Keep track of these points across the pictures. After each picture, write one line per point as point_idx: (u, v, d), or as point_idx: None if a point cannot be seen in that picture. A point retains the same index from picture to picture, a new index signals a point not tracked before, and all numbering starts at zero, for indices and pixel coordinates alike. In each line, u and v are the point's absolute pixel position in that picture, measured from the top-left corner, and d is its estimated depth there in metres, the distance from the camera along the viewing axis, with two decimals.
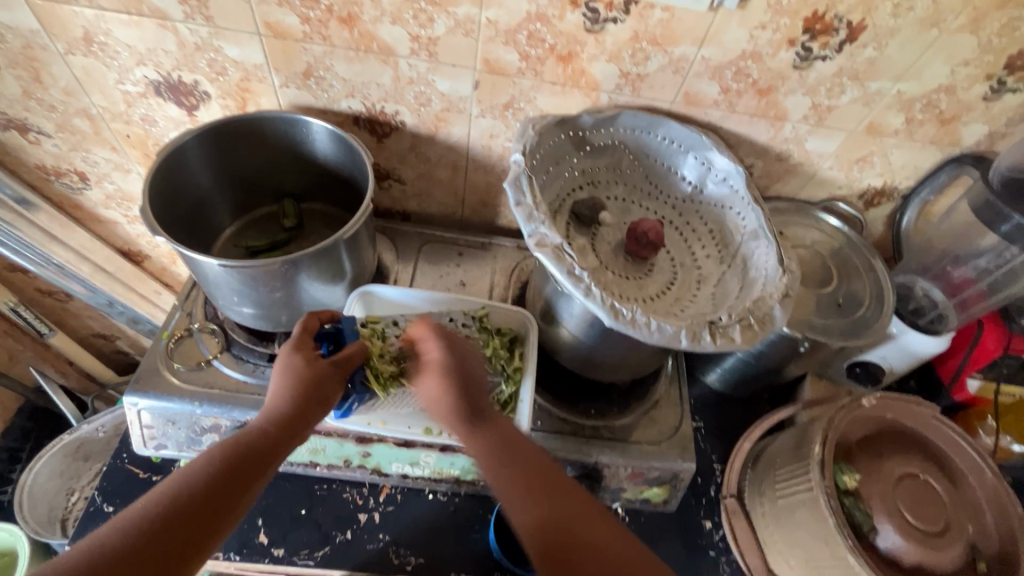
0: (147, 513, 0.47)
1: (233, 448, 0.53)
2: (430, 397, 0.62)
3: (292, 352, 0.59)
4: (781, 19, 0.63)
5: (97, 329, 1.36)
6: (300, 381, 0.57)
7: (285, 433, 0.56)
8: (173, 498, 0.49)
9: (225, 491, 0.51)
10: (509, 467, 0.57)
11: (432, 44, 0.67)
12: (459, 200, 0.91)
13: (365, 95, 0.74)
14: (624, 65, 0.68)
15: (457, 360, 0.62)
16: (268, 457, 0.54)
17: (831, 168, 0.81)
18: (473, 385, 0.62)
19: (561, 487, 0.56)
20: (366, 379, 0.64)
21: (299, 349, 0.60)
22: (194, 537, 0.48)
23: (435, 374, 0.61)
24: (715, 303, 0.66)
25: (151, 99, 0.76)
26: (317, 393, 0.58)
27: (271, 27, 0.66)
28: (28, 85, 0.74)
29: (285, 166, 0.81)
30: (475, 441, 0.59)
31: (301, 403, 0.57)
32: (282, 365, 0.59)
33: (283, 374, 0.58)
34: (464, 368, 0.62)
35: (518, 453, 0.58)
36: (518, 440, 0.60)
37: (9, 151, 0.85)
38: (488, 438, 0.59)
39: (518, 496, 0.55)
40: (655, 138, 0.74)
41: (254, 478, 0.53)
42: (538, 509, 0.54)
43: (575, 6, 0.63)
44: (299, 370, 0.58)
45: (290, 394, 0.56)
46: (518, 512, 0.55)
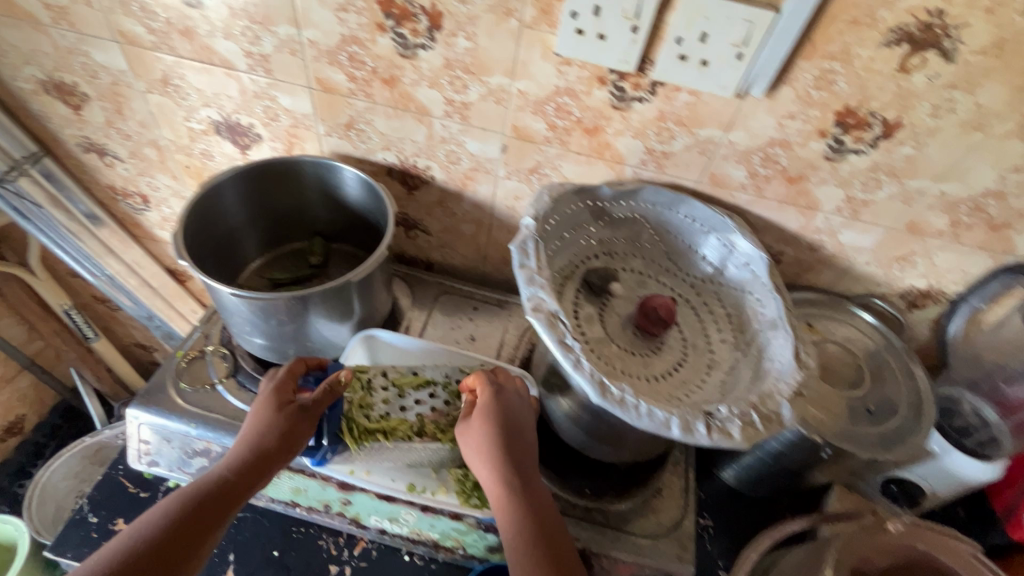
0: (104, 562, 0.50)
1: (192, 497, 0.56)
2: (474, 449, 0.61)
3: (270, 398, 0.63)
4: (810, 110, 0.62)
5: (138, 339, 1.45)
6: (270, 424, 0.61)
7: (247, 478, 0.59)
8: (131, 548, 0.51)
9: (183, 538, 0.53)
10: (530, 543, 0.56)
11: (465, 109, 0.71)
12: (481, 256, 0.93)
13: (400, 149, 0.78)
14: (649, 142, 0.69)
15: (517, 415, 0.63)
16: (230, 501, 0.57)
17: (867, 263, 0.78)
18: (524, 437, 0.63)
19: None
20: (339, 431, 0.63)
21: (274, 393, 0.63)
22: None
23: (483, 423, 0.61)
24: (723, 393, 0.62)
25: (211, 136, 0.83)
26: (284, 436, 0.60)
27: (321, 82, 0.72)
28: (111, 116, 0.84)
29: (316, 208, 0.85)
30: (518, 493, 0.59)
31: (266, 448, 0.60)
32: (257, 412, 0.62)
33: (257, 420, 0.61)
34: (518, 425, 0.63)
35: (549, 538, 0.57)
36: (548, 515, 0.59)
37: (88, 171, 0.95)
38: (528, 502, 0.58)
39: None
40: (676, 215, 0.73)
41: (213, 524, 0.56)
42: None
43: (603, 83, 0.64)
44: (269, 416, 0.61)
45: (259, 438, 0.60)
46: None
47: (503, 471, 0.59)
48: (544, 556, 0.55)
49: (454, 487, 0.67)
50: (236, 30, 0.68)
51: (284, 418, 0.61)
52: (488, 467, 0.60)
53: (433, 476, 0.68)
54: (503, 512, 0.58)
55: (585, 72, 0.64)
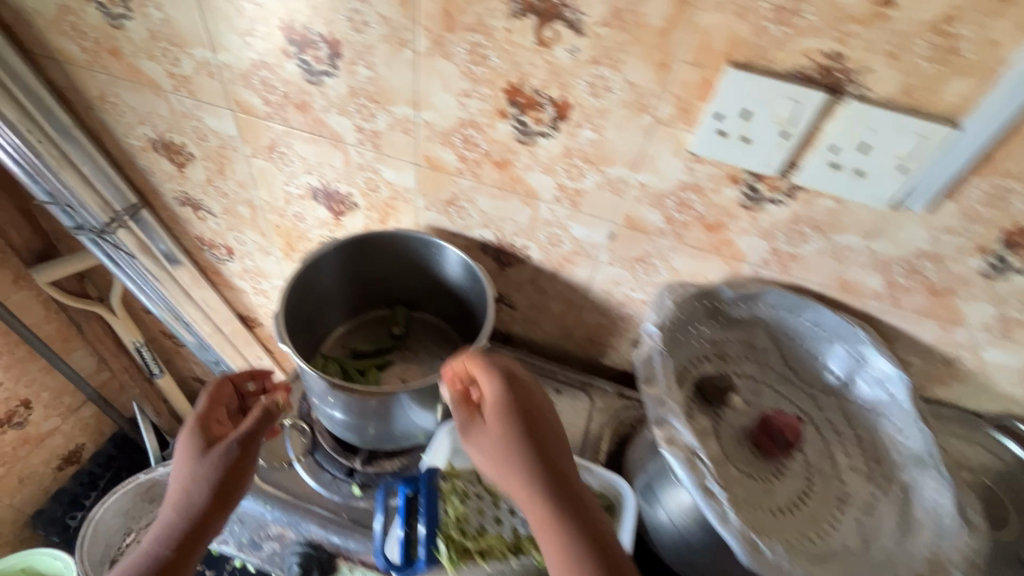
0: None
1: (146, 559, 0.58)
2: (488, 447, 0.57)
3: (191, 434, 0.65)
4: (973, 227, 0.56)
5: (198, 374, 1.46)
6: (186, 475, 0.62)
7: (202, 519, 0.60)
8: None
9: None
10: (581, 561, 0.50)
11: (577, 195, 0.67)
12: (566, 333, 0.88)
13: (499, 227, 0.75)
14: (776, 243, 0.64)
15: (522, 399, 0.58)
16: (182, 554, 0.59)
17: (1011, 384, 0.69)
18: (542, 435, 0.57)
19: None
20: (434, 550, 0.58)
21: (186, 434, 0.65)
22: None
23: (497, 415, 0.57)
24: (864, 539, 0.57)
25: (307, 200, 0.83)
26: (215, 487, 0.61)
27: (429, 160, 0.70)
28: (213, 175, 0.84)
29: (403, 280, 0.83)
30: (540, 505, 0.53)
31: (186, 496, 0.61)
32: (182, 450, 0.64)
33: (182, 470, 0.62)
34: (526, 408, 0.58)
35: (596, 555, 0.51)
36: (592, 515, 0.54)
37: (179, 222, 0.96)
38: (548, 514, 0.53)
39: None
40: (798, 320, 0.67)
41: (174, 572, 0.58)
42: None
43: (735, 182, 0.60)
44: (193, 467, 0.62)
45: (193, 491, 0.61)
46: None
47: (516, 481, 0.55)
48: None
49: None
50: (351, 107, 0.67)
51: (200, 466, 0.62)
52: (501, 458, 0.56)
53: None
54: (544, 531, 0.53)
55: (717, 171, 0.59)
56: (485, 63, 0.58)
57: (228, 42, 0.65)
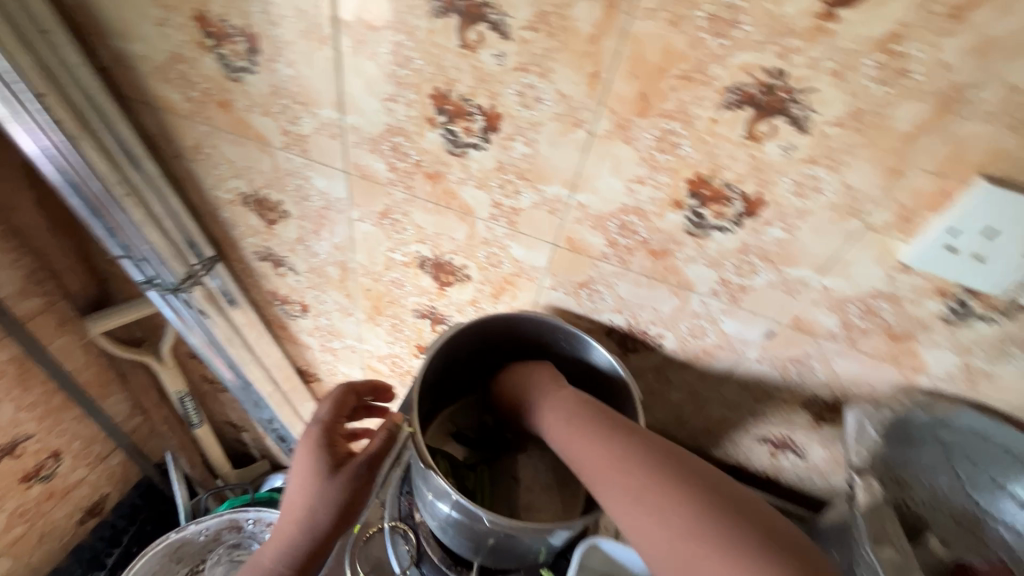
0: None
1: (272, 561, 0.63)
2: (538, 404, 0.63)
3: (319, 454, 0.65)
4: None
5: (233, 419, 1.37)
6: (313, 497, 0.63)
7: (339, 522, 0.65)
8: None
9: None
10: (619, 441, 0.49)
11: (740, 291, 0.60)
12: (679, 421, 0.81)
13: (635, 314, 0.68)
14: (971, 359, 0.57)
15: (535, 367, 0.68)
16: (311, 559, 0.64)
17: None
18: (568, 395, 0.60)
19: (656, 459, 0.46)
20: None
21: (313, 450, 0.65)
22: None
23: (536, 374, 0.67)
24: None
25: (411, 268, 0.75)
26: (339, 511, 0.64)
27: (571, 242, 0.63)
28: (306, 234, 0.77)
29: (526, 355, 0.75)
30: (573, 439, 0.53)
31: (309, 516, 0.63)
32: (305, 465, 0.64)
33: (308, 490, 0.63)
34: (540, 372, 0.67)
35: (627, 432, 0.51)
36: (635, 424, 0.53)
37: (254, 276, 0.89)
38: (588, 430, 0.52)
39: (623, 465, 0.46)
40: (989, 446, 0.60)
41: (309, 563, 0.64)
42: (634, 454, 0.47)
43: (942, 296, 0.53)
44: (320, 487, 0.63)
45: (319, 513, 0.63)
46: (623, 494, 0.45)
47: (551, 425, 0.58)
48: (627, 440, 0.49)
49: None
50: (494, 182, 0.60)
51: (323, 491, 0.63)
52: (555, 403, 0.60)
53: None
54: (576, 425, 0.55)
55: (925, 283, 0.52)
56: (673, 152, 0.51)
57: (362, 104, 0.58)
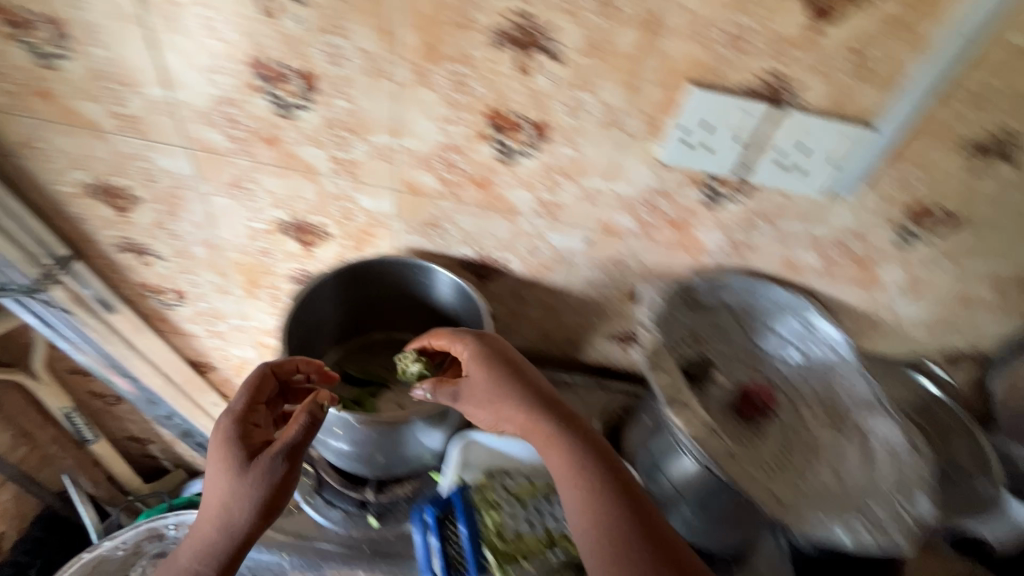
0: None
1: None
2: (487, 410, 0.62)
3: (235, 445, 0.57)
4: (889, 208, 0.67)
5: (134, 432, 1.34)
6: (223, 497, 0.55)
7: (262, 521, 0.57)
8: None
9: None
10: (586, 471, 0.55)
11: (555, 207, 0.72)
12: (544, 336, 0.93)
13: (480, 243, 0.78)
14: (732, 234, 0.73)
15: (500, 350, 0.65)
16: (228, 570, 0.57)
17: (916, 328, 0.85)
18: (540, 399, 0.61)
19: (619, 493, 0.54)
20: (484, 563, 0.62)
21: (226, 445, 0.57)
22: None
23: (481, 367, 0.63)
24: (840, 479, 0.66)
25: (274, 235, 0.80)
26: (260, 506, 0.55)
27: (408, 185, 0.71)
28: (163, 217, 0.79)
29: (401, 299, 0.82)
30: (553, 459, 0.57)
31: (236, 520, 0.56)
32: (216, 466, 0.56)
33: (218, 491, 0.55)
34: (506, 361, 0.64)
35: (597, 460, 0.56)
36: (601, 443, 0.58)
37: (119, 270, 0.89)
38: (567, 455, 0.57)
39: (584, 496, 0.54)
40: (759, 300, 0.76)
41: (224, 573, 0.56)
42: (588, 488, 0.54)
43: (697, 185, 0.68)
44: (231, 487, 0.55)
45: (234, 516, 0.55)
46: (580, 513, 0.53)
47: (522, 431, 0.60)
48: (593, 468, 0.55)
49: None
50: (327, 138, 0.67)
51: (248, 487, 0.55)
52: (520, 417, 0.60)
53: None
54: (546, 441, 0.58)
55: (681, 176, 0.67)
56: (467, 91, 0.61)
57: (186, 78, 0.63)
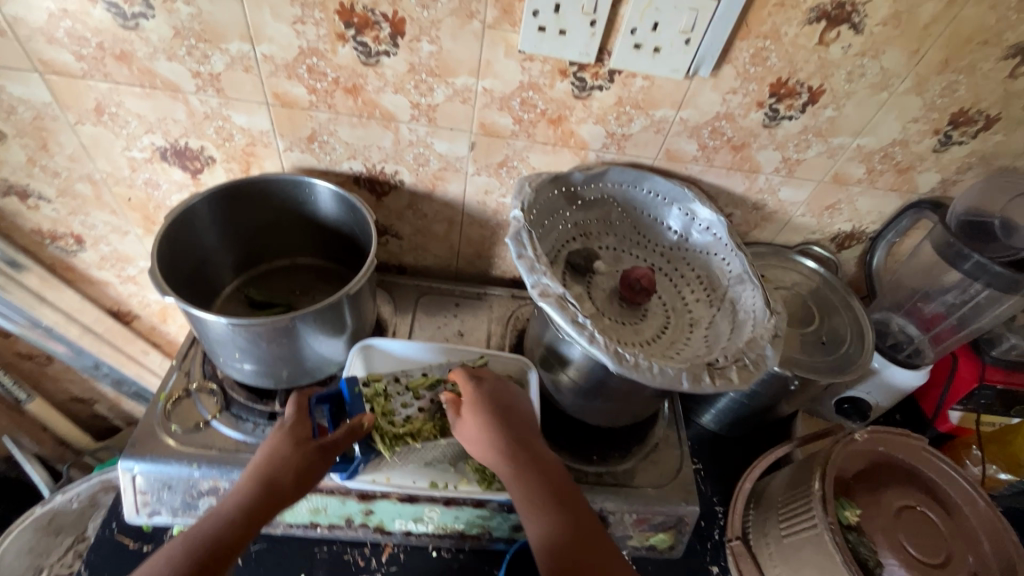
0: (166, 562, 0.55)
1: (199, 544, 0.56)
2: (474, 440, 0.66)
3: (292, 428, 0.64)
4: (750, 85, 0.70)
5: (75, 393, 1.33)
6: (270, 463, 0.61)
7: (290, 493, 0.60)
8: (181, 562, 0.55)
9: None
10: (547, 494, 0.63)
11: (431, 110, 0.72)
12: (454, 253, 0.94)
13: (367, 157, 0.78)
14: (610, 126, 0.74)
15: (500, 396, 0.70)
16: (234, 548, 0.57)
17: (803, 214, 0.88)
18: (525, 438, 0.67)
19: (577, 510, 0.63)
20: (371, 441, 0.67)
21: (288, 426, 0.65)
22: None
23: (478, 408, 0.67)
24: (709, 346, 0.69)
25: (156, 164, 0.78)
26: (297, 478, 0.60)
27: (278, 97, 0.70)
28: (35, 153, 0.77)
29: (290, 220, 0.82)
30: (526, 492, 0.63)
31: (271, 488, 0.60)
32: (274, 440, 0.63)
33: (270, 454, 0.61)
34: (503, 405, 0.68)
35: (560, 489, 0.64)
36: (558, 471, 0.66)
37: (6, 217, 0.86)
38: (540, 494, 0.63)
39: (551, 514, 0.61)
40: (641, 191, 0.79)
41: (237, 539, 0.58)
42: (557, 522, 0.61)
43: (564, 75, 0.68)
44: (283, 452, 0.61)
45: (273, 476, 0.60)
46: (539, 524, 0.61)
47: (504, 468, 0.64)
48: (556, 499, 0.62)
49: (474, 477, 0.70)
50: (180, 50, 0.65)
51: (291, 459, 0.61)
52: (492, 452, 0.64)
53: (452, 470, 0.70)
54: (519, 478, 0.63)
55: (547, 66, 0.67)
56: None
57: None
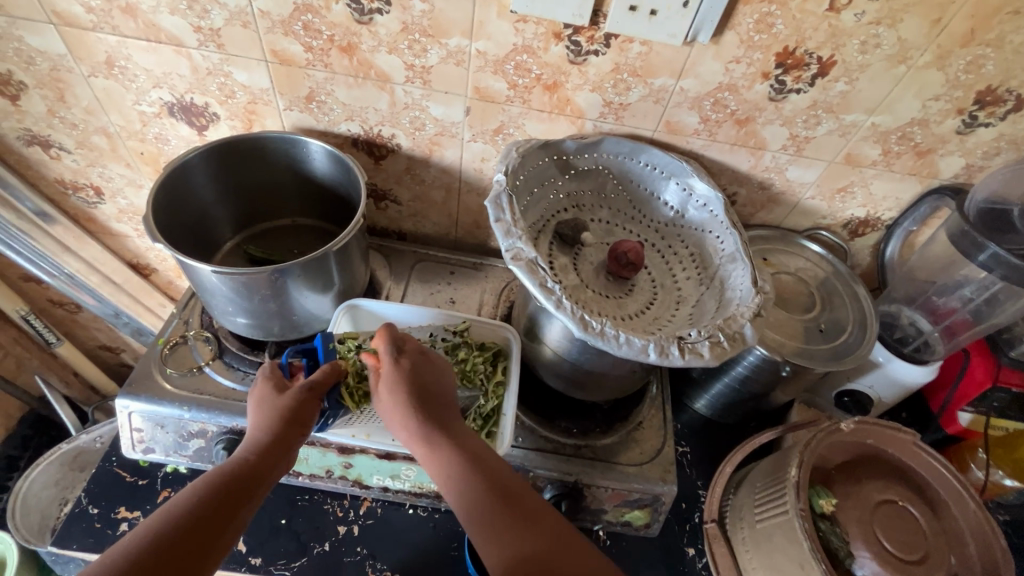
0: (179, 512, 0.50)
1: (221, 479, 0.54)
2: (388, 412, 0.63)
3: (267, 384, 0.63)
4: (754, 54, 0.67)
5: (103, 341, 1.41)
6: (263, 412, 0.60)
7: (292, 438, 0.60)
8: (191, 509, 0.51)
9: (218, 521, 0.51)
10: (475, 492, 0.55)
11: (426, 73, 0.72)
12: (453, 221, 0.94)
13: (364, 119, 0.78)
14: (607, 95, 0.72)
15: (418, 374, 0.64)
16: (257, 483, 0.56)
17: (813, 197, 0.84)
18: (450, 425, 0.62)
19: (532, 512, 0.54)
20: (340, 397, 0.67)
21: (267, 380, 0.63)
22: (205, 540, 0.50)
23: (389, 388, 0.63)
24: (692, 323, 0.67)
25: (164, 119, 0.81)
26: (293, 420, 0.60)
27: (277, 54, 0.71)
28: (53, 105, 0.80)
29: (289, 179, 0.84)
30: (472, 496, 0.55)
31: (277, 429, 0.59)
32: (258, 397, 0.62)
33: (262, 404, 0.61)
34: (423, 387, 0.63)
35: (508, 487, 0.56)
36: (486, 455, 0.59)
37: (31, 166, 0.91)
38: (484, 497, 0.55)
39: (483, 523, 0.53)
40: (637, 164, 0.77)
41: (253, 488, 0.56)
42: (500, 546, 0.51)
43: (559, 39, 0.67)
44: (273, 401, 0.61)
45: (269, 422, 0.59)
46: (486, 548, 0.52)
47: (428, 459, 0.59)
48: (489, 505, 0.54)
49: None
50: (183, 4, 0.67)
51: (290, 399, 0.61)
52: (414, 439, 0.60)
53: None
54: (435, 465, 0.58)
55: (542, 29, 0.66)
56: None
57: None
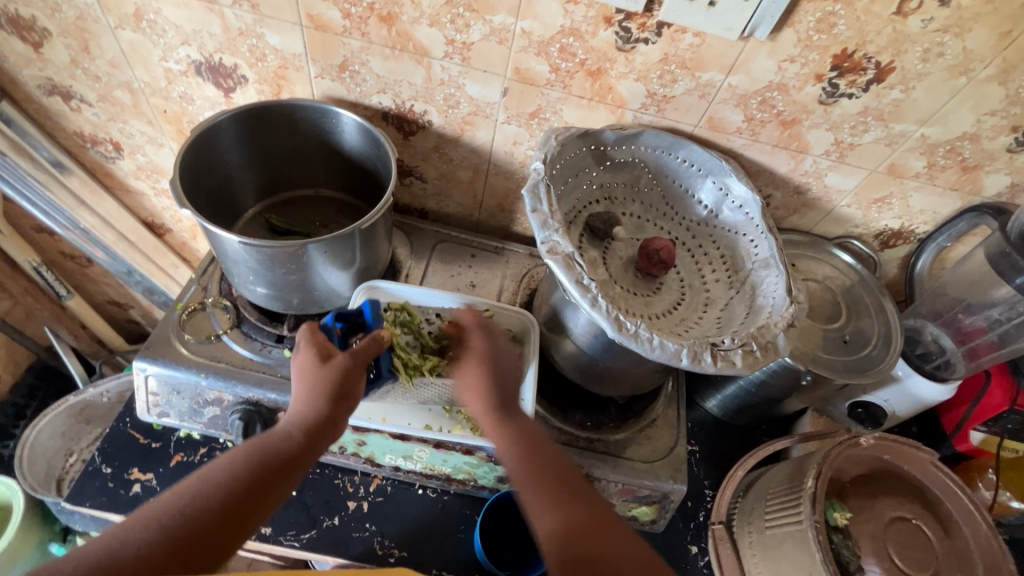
0: (204, 494, 0.51)
1: (262, 451, 0.55)
2: (467, 387, 0.66)
3: (310, 353, 0.60)
4: (810, 54, 0.64)
5: (112, 296, 1.40)
6: (305, 384, 0.58)
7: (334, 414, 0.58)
8: (220, 491, 0.52)
9: (251, 498, 0.53)
10: (534, 465, 0.59)
11: (466, 49, 0.69)
12: (477, 203, 0.92)
13: (396, 92, 0.76)
14: (651, 85, 0.70)
15: (495, 356, 0.67)
16: (298, 459, 0.56)
17: (849, 205, 0.81)
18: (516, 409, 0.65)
19: (579, 491, 0.57)
20: (392, 367, 0.68)
21: (309, 351, 0.60)
22: (229, 522, 0.51)
23: (475, 364, 0.66)
24: (720, 328, 0.67)
25: (191, 78, 0.79)
26: (334, 396, 0.58)
27: (313, 19, 0.69)
28: (77, 55, 0.78)
29: (316, 149, 0.82)
30: (522, 471, 0.59)
31: (317, 406, 0.57)
32: (301, 368, 0.60)
33: (304, 376, 0.59)
34: (502, 368, 0.67)
35: (548, 463, 0.60)
36: (541, 440, 0.63)
37: (51, 116, 0.89)
38: (542, 475, 0.58)
39: (543, 497, 0.56)
40: (674, 159, 0.75)
41: (286, 468, 0.55)
42: (559, 516, 0.54)
43: (609, 24, 0.64)
44: (315, 373, 0.58)
45: (312, 396, 0.57)
46: (539, 514, 0.55)
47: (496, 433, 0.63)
48: (553, 483, 0.58)
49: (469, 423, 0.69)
50: None
51: (334, 370, 0.59)
52: (485, 410, 0.64)
53: (447, 416, 0.69)
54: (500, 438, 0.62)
55: (592, 12, 0.63)
56: None
57: None
